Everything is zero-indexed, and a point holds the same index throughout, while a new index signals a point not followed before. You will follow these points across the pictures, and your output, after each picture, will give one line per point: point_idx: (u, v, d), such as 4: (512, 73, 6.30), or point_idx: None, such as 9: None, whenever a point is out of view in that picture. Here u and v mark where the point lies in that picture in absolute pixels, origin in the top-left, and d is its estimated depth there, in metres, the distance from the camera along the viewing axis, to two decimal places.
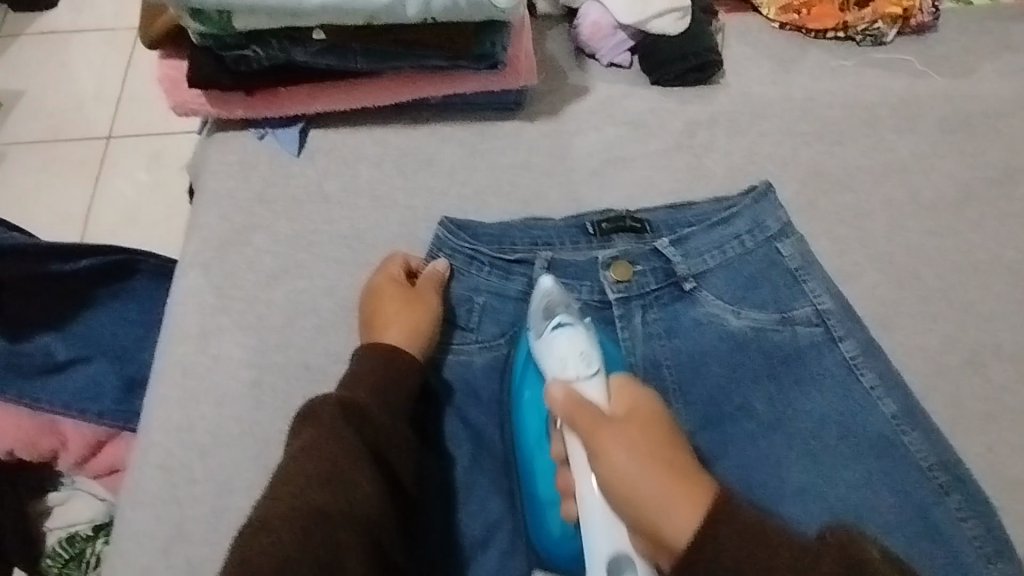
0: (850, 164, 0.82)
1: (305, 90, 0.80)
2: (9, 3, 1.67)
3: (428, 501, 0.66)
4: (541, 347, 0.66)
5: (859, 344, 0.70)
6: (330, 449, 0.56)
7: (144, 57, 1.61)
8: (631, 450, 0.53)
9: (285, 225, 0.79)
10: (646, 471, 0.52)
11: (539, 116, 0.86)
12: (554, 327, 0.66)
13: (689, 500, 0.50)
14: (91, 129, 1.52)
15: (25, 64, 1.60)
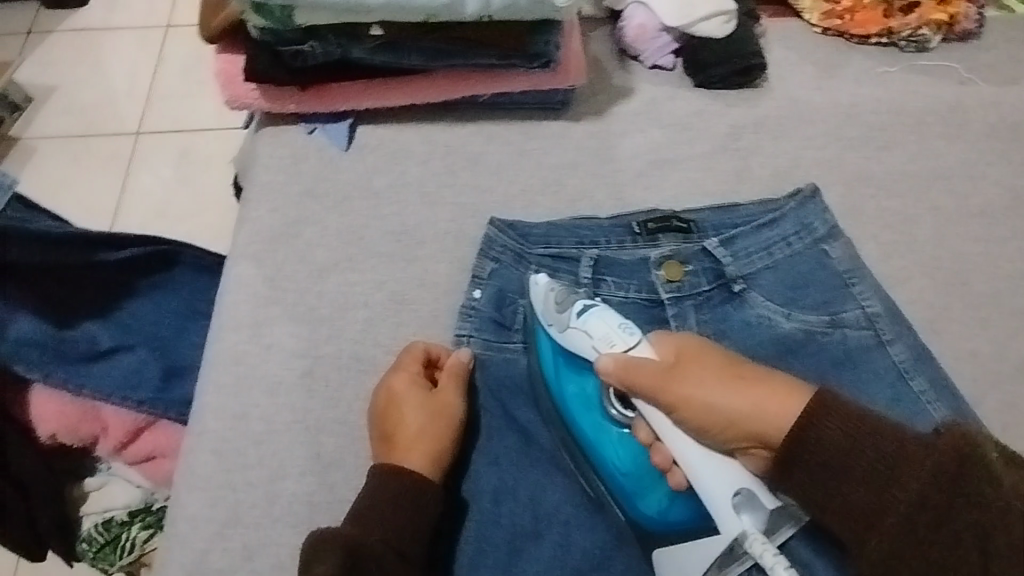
0: (894, 169, 0.83)
1: (358, 87, 0.81)
2: (50, 1, 1.70)
3: (474, 501, 0.66)
4: (571, 340, 0.65)
5: (908, 348, 0.70)
6: (383, 491, 0.61)
7: (180, 55, 1.63)
8: (707, 380, 0.58)
9: (335, 218, 0.80)
10: (722, 388, 0.57)
11: (584, 116, 0.87)
12: (579, 314, 0.65)
13: (784, 394, 0.56)
14: (128, 124, 1.55)
15: (63, 60, 1.63)
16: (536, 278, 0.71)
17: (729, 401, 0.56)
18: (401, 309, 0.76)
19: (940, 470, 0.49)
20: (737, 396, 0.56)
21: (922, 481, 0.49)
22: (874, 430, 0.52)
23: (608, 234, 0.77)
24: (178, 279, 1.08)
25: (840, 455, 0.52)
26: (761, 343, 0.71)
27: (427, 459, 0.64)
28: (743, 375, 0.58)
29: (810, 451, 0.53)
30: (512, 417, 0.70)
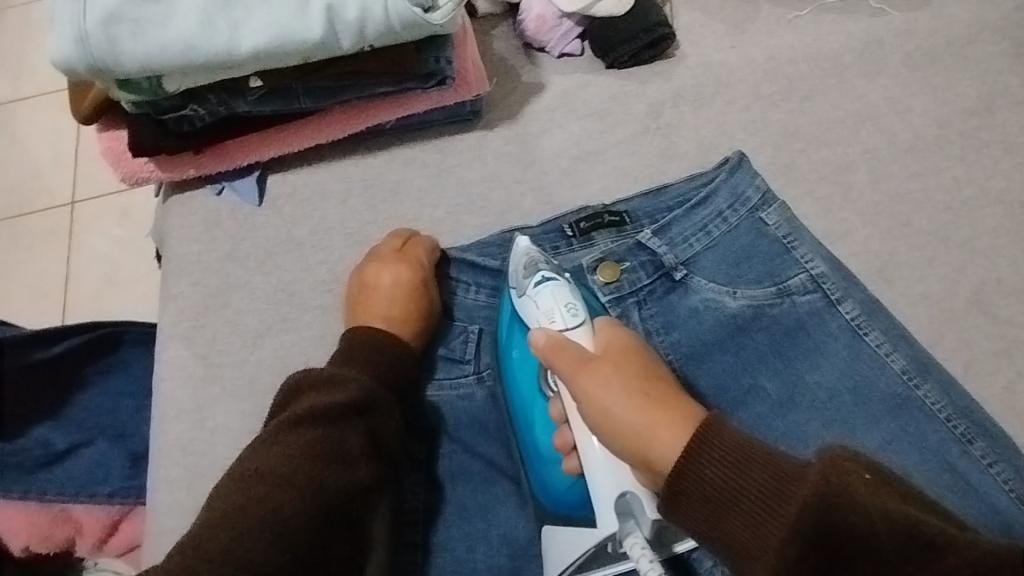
0: (821, 119, 0.80)
1: (255, 138, 0.77)
2: None
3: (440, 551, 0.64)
4: (525, 304, 0.67)
5: (860, 302, 0.68)
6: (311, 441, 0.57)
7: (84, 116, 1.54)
8: (612, 388, 0.55)
9: (260, 279, 0.77)
10: (629, 405, 0.54)
11: (498, 122, 0.83)
12: (537, 284, 0.67)
13: (679, 424, 0.52)
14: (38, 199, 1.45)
15: None
16: (508, 309, 0.69)
17: (631, 415, 0.53)
18: None
19: (860, 505, 0.40)
20: (642, 415, 0.53)
21: (827, 524, 0.41)
22: (768, 473, 0.47)
23: (541, 242, 0.75)
24: (124, 362, 1.04)
25: (739, 496, 0.47)
26: (708, 332, 0.69)
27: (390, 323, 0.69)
28: (653, 396, 0.54)
29: (717, 497, 0.48)
30: (477, 454, 0.68)
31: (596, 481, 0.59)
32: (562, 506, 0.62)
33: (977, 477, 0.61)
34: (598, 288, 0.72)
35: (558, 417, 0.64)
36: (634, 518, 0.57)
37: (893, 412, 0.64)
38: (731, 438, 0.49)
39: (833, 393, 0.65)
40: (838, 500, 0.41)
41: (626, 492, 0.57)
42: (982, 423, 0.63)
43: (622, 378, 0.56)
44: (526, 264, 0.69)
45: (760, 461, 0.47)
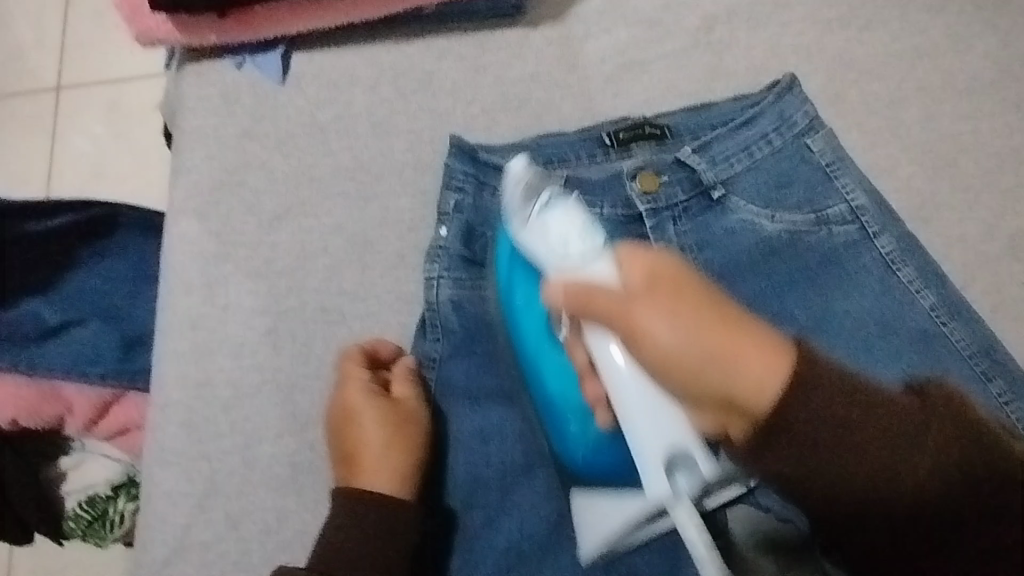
0: (878, 52, 0.77)
1: (286, 8, 0.72)
2: None
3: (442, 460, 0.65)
4: (528, 237, 0.61)
5: (899, 237, 0.67)
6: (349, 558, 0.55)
7: None
8: (616, 252, 0.51)
9: (279, 160, 0.73)
10: (637, 278, 0.49)
11: (541, 21, 0.78)
12: (543, 210, 0.61)
13: (680, 266, 0.48)
14: (23, 66, 1.34)
15: None
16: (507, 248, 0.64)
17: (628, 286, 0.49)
18: (366, 251, 0.70)
19: (821, 375, 0.44)
20: (639, 271, 0.49)
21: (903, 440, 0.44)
22: (743, 343, 0.46)
23: (576, 149, 0.72)
24: (123, 246, 1.00)
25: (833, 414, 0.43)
26: (740, 251, 0.68)
27: (389, 475, 0.60)
28: (658, 263, 0.49)
29: (698, 373, 0.48)
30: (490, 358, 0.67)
31: (638, 445, 0.54)
32: (594, 473, 0.60)
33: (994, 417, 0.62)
34: (635, 196, 0.70)
35: (582, 365, 0.58)
36: (685, 475, 0.53)
37: (920, 348, 0.64)
38: (797, 359, 0.44)
39: (861, 321, 0.65)
40: (888, 433, 0.44)
41: (675, 447, 0.53)
42: (1005, 365, 0.64)
43: (640, 267, 0.49)
44: (524, 191, 0.63)
45: (735, 322, 0.46)
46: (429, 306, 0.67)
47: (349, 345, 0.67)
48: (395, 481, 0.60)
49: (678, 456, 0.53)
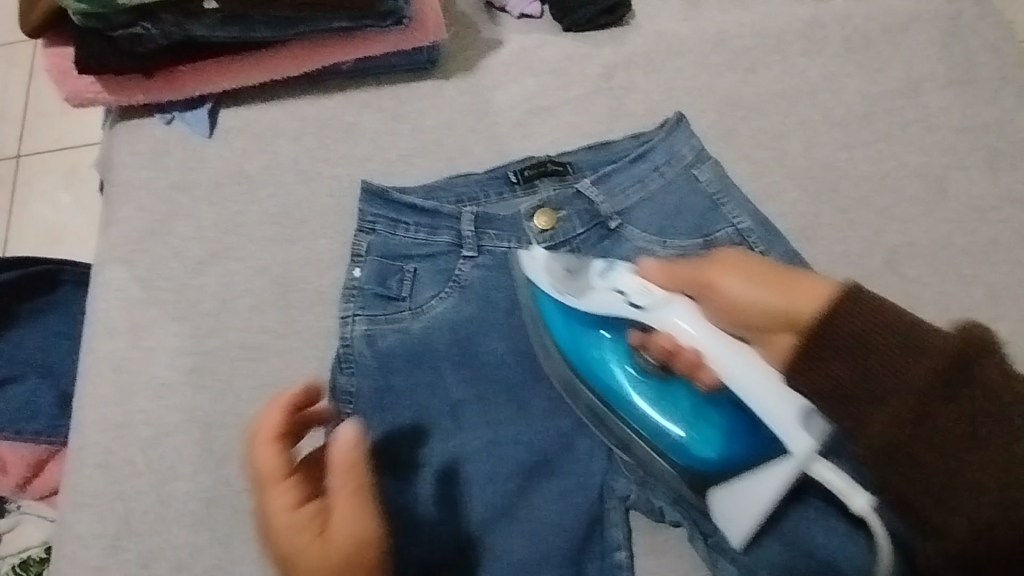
0: (765, 91, 0.85)
1: (210, 67, 0.77)
2: None
3: None
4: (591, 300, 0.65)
5: (783, 257, 0.73)
6: None
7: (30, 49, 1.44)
8: (737, 274, 0.58)
9: (205, 208, 0.77)
10: (757, 288, 0.57)
11: (454, 74, 0.85)
12: (602, 273, 0.65)
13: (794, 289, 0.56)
14: None
15: None
16: (553, 309, 0.67)
17: (760, 300, 0.57)
18: (287, 291, 0.72)
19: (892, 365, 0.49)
20: (771, 296, 0.57)
21: (986, 424, 0.48)
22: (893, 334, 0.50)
23: (485, 188, 0.77)
24: (63, 301, 1.02)
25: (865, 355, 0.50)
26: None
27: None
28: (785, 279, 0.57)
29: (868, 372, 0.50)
30: (405, 402, 0.67)
31: (765, 412, 0.56)
32: (709, 465, 0.60)
33: None
34: (533, 234, 0.74)
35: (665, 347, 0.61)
36: (812, 427, 0.55)
37: None
38: (964, 356, 0.48)
39: None
40: (949, 385, 0.48)
41: (801, 407, 0.54)
42: None
43: (757, 270, 0.58)
44: (565, 269, 0.66)
45: (925, 335, 0.49)
46: (344, 342, 0.69)
47: (269, 381, 0.68)
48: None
49: (806, 412, 0.55)
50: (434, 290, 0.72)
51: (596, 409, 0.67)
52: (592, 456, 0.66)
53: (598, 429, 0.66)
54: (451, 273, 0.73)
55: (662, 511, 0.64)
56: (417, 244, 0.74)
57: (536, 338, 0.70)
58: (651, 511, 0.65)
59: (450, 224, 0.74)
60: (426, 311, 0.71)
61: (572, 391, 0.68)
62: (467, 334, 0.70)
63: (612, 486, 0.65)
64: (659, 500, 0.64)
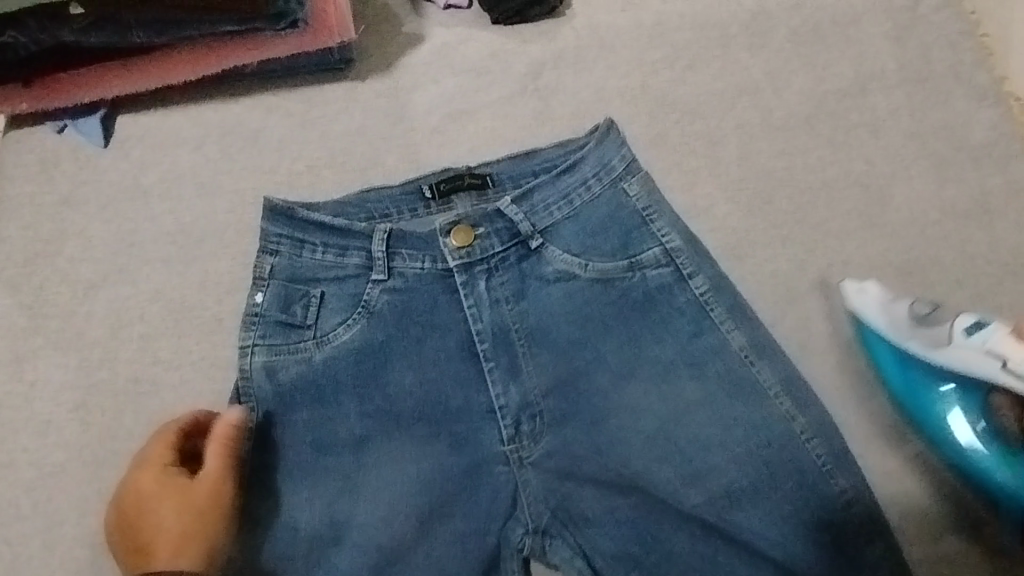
0: (701, 91, 0.80)
1: (98, 72, 0.71)
2: None
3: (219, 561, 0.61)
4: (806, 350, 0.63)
5: (708, 278, 0.69)
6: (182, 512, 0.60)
7: None
8: None
9: (98, 226, 0.72)
10: None
11: (370, 75, 0.79)
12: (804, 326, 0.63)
13: None
14: None
15: None
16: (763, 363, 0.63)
17: None
18: (183, 318, 0.69)
19: None
20: None
21: None
22: None
23: (398, 203, 0.72)
24: None
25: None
26: (554, 306, 0.68)
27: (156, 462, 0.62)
28: None
29: None
30: (307, 440, 0.64)
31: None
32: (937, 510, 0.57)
33: (794, 454, 0.63)
34: (449, 252, 0.68)
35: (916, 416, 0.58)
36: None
37: (728, 389, 0.65)
38: None
39: (669, 367, 0.66)
40: None
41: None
42: (805, 401, 0.65)
43: None
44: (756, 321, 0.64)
45: None
46: (242, 375, 0.65)
47: (162, 416, 0.66)
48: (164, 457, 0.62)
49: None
50: (342, 316, 0.67)
51: (508, 452, 0.63)
52: (498, 503, 0.63)
53: (507, 474, 0.63)
54: (359, 299, 0.67)
55: (560, 561, 0.64)
56: (324, 265, 0.68)
57: (447, 371, 0.65)
58: (550, 558, 0.64)
59: (360, 244, 0.68)
60: (332, 340, 0.66)
61: (480, 434, 0.63)
62: (374, 368, 0.65)
63: (513, 534, 0.63)
64: (559, 548, 0.64)
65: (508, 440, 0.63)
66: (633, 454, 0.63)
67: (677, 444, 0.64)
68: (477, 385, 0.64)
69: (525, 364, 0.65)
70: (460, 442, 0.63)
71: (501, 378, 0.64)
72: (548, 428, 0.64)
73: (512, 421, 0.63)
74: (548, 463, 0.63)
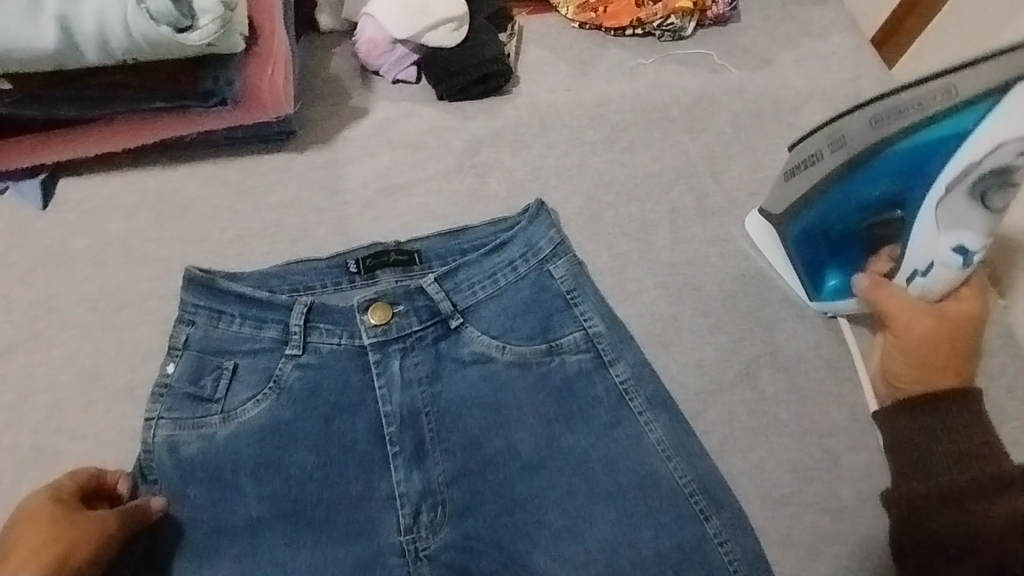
0: (638, 172, 0.80)
1: (33, 142, 0.72)
2: None
3: None
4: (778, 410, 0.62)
5: (629, 367, 0.68)
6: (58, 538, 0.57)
7: None
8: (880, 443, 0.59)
9: (23, 288, 0.72)
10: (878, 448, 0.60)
11: (309, 147, 0.80)
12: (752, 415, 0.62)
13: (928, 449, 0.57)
14: None
15: None
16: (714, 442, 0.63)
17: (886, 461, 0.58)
18: (94, 385, 0.68)
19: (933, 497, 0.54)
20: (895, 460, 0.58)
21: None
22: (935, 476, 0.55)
23: (323, 277, 0.72)
24: None
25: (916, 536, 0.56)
26: (471, 389, 0.67)
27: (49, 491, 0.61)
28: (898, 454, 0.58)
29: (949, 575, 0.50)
30: (199, 521, 0.61)
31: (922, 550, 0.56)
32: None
33: (708, 557, 0.60)
34: (365, 330, 0.67)
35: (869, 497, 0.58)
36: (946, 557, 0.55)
37: (642, 486, 0.62)
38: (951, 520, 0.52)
39: (582, 459, 0.64)
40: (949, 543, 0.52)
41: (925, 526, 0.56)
42: (723, 501, 0.62)
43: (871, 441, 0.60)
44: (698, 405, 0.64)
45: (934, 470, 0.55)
46: (145, 448, 0.63)
47: None
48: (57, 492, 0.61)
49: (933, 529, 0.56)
50: (250, 392, 0.65)
51: (406, 543, 0.60)
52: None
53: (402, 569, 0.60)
54: (271, 374, 0.66)
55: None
56: (240, 337, 0.67)
57: (352, 451, 0.64)
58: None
59: (278, 318, 0.67)
60: (239, 415, 0.65)
61: (376, 524, 0.61)
62: (279, 450, 0.63)
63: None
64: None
65: (405, 527, 0.61)
66: (535, 553, 0.60)
67: (584, 544, 0.60)
68: (379, 470, 0.63)
69: (431, 449, 0.63)
70: (358, 530, 0.61)
71: (406, 463, 0.63)
72: (451, 519, 0.61)
73: (410, 509, 0.61)
74: (448, 556, 0.60)
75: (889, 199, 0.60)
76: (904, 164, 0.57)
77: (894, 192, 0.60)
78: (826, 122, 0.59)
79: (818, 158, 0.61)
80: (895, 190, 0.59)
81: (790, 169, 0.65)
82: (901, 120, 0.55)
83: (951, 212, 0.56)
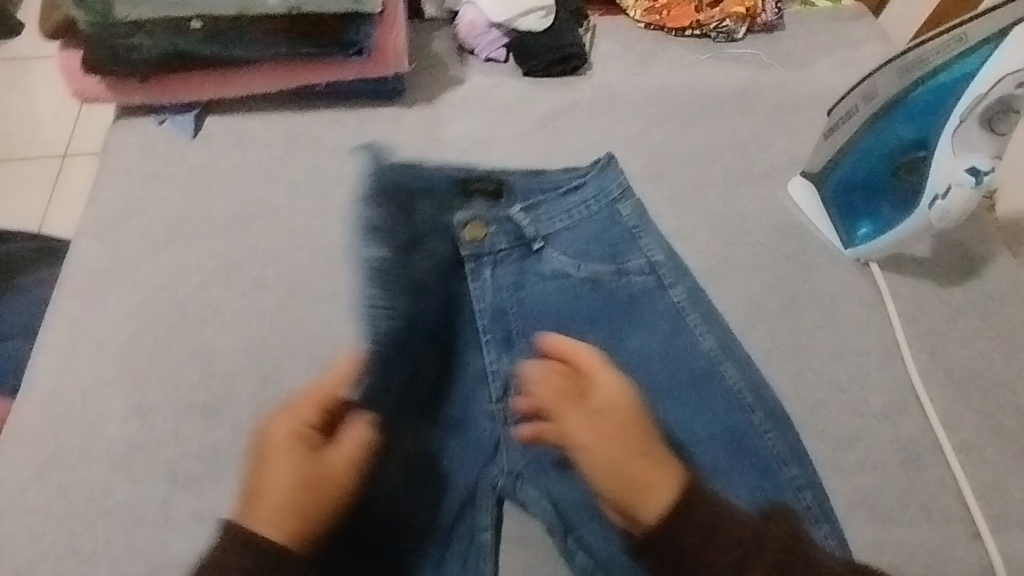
0: (695, 141, 0.93)
1: (197, 78, 0.87)
2: None
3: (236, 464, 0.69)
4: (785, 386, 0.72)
5: (686, 289, 0.78)
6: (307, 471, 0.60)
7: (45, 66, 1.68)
8: (584, 424, 0.64)
9: (177, 196, 0.86)
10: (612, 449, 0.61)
11: (416, 104, 0.95)
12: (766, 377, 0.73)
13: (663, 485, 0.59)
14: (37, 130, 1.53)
15: None
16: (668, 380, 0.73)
17: (608, 443, 0.62)
18: (234, 274, 0.81)
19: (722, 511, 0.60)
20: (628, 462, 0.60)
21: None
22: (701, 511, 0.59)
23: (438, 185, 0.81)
24: None
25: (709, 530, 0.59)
26: (552, 292, 0.78)
27: (289, 448, 0.60)
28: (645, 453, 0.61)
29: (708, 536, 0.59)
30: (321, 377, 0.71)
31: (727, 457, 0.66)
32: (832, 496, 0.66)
33: (755, 442, 0.69)
34: (463, 243, 0.79)
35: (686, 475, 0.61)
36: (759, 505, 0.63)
37: (696, 383, 0.73)
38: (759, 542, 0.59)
39: (643, 357, 0.75)
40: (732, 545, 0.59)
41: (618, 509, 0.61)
42: (768, 400, 0.72)
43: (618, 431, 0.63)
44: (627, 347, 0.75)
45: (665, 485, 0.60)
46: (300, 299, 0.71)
47: (200, 349, 0.76)
48: (292, 455, 0.60)
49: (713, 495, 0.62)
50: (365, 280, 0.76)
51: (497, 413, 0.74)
52: (479, 459, 0.73)
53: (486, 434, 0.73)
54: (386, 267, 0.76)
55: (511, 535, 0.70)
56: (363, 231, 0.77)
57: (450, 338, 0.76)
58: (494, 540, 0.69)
59: (394, 220, 0.78)
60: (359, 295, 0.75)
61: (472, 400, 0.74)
62: (399, 335, 0.72)
63: (487, 482, 0.72)
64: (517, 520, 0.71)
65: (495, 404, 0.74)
66: None
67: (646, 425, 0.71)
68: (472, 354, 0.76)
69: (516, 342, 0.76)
70: (451, 400, 0.74)
71: (495, 348, 0.76)
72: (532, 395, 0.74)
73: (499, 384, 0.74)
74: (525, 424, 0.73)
75: (912, 143, 0.73)
76: (922, 108, 0.71)
77: (917, 136, 0.73)
78: (862, 80, 0.74)
79: (854, 111, 0.75)
80: (917, 131, 0.72)
81: (830, 131, 0.79)
82: (920, 68, 0.69)
83: (966, 138, 0.66)
